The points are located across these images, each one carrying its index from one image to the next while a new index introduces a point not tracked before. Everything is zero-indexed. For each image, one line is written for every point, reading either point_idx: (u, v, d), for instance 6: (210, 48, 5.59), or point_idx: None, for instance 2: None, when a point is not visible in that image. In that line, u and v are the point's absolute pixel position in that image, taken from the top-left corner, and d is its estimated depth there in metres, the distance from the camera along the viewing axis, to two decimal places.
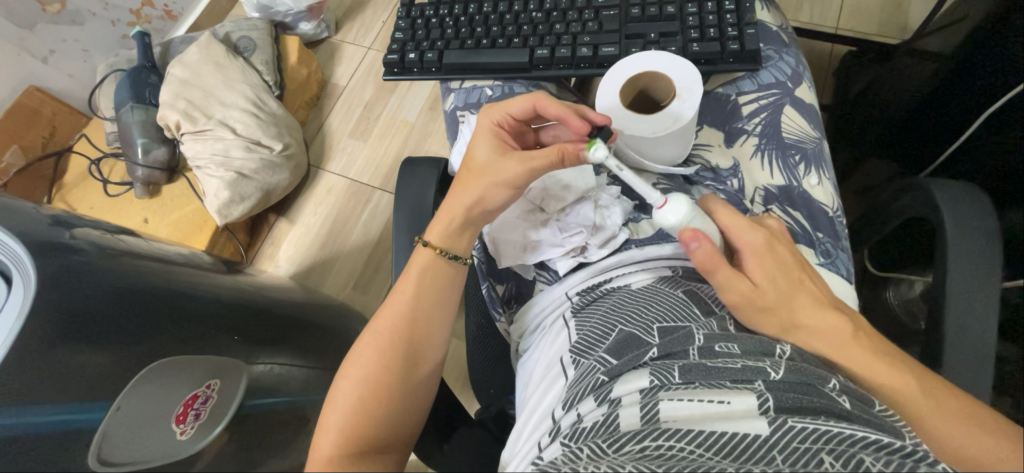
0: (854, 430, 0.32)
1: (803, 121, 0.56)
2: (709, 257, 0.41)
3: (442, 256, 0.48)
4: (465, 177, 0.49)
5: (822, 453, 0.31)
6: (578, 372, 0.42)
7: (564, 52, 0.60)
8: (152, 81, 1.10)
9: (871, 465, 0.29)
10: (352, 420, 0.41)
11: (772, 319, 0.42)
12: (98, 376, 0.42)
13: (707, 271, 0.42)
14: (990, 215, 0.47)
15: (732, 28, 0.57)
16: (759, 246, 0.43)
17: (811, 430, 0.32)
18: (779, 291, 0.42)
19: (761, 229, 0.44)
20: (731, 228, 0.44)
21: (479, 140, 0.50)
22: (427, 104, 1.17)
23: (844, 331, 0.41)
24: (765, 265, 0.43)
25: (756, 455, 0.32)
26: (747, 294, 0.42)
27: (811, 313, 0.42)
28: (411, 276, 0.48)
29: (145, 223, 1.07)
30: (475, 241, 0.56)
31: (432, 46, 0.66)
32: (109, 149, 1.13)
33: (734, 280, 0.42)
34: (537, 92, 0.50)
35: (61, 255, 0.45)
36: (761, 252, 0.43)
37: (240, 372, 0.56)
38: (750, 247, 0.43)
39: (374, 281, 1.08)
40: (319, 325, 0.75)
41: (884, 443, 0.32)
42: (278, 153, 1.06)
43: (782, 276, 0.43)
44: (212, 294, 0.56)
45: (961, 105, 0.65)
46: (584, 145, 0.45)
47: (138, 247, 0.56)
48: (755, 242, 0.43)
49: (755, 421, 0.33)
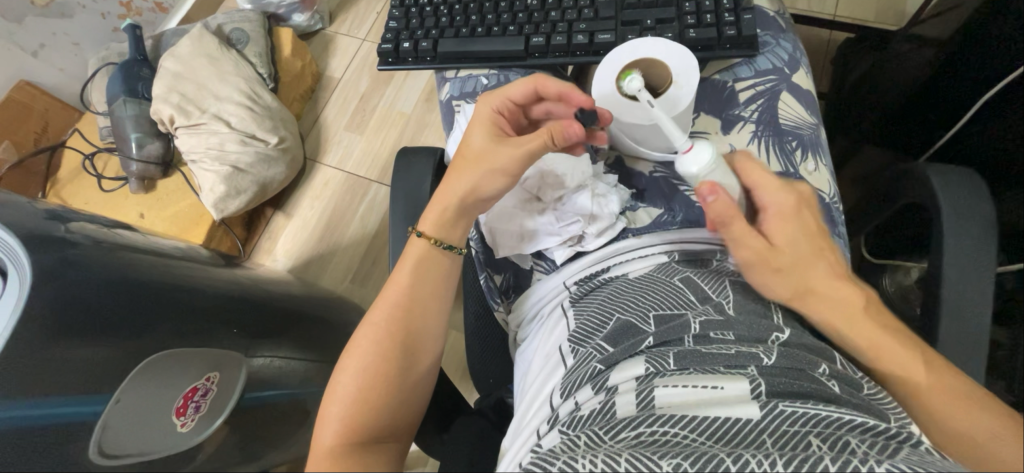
0: (842, 414, 0.33)
1: (800, 107, 0.56)
2: (727, 209, 0.41)
3: (435, 246, 0.48)
4: (458, 164, 0.49)
5: (811, 435, 0.31)
6: (576, 361, 0.42)
7: (560, 40, 0.60)
8: (144, 74, 1.08)
9: (857, 447, 0.30)
10: (352, 411, 0.41)
11: (787, 279, 0.42)
12: (98, 370, 0.42)
13: (722, 224, 0.42)
14: (986, 200, 0.47)
15: (729, 13, 0.56)
16: (788, 209, 0.43)
17: (800, 414, 0.33)
18: (797, 254, 0.42)
19: (791, 191, 0.43)
20: (760, 186, 0.43)
21: (476, 127, 0.50)
22: (423, 96, 1.16)
23: (854, 301, 0.42)
24: (790, 232, 0.42)
25: (747, 438, 0.32)
26: (762, 253, 0.41)
27: (825, 281, 0.42)
28: (405, 267, 0.48)
29: (141, 218, 1.07)
30: (471, 229, 0.56)
31: (427, 35, 0.65)
32: (103, 144, 1.12)
33: (751, 238, 0.42)
34: (536, 74, 0.50)
35: (58, 249, 0.44)
36: (788, 214, 0.43)
37: (240, 365, 0.56)
38: (779, 207, 0.43)
39: (373, 274, 1.08)
40: (317, 319, 0.75)
41: (871, 425, 0.32)
42: (274, 146, 1.06)
43: (804, 241, 0.42)
44: (209, 287, 0.56)
45: (965, 86, 0.65)
46: (569, 124, 0.46)
47: (131, 240, 0.56)
48: (783, 204, 0.43)
49: (748, 405, 0.34)
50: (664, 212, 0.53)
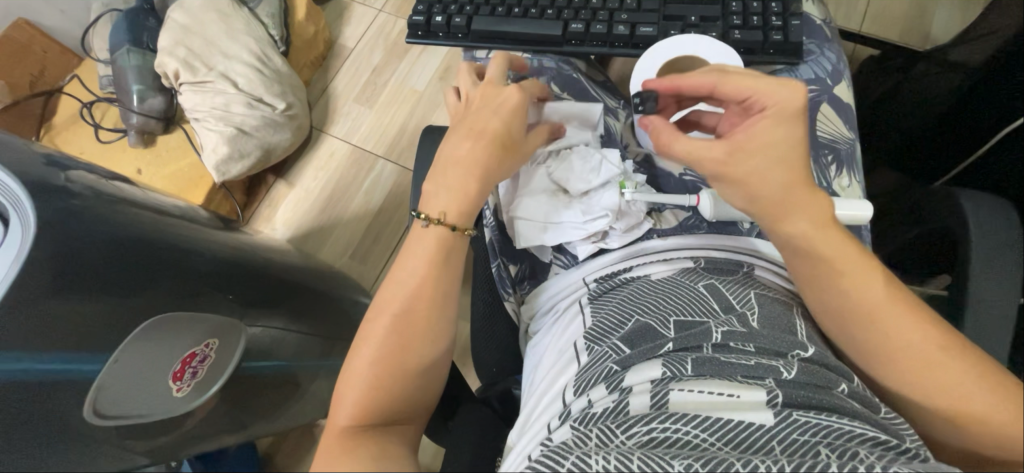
0: (854, 426, 0.33)
1: (839, 121, 0.55)
2: (664, 131, 0.43)
3: (466, 236, 0.46)
4: (482, 148, 0.46)
5: (820, 445, 0.32)
6: (590, 359, 0.41)
7: (600, 29, 0.58)
8: (150, 24, 1.04)
9: (865, 457, 0.31)
10: (367, 396, 0.41)
11: (760, 189, 0.40)
12: (92, 328, 0.40)
13: (672, 140, 0.43)
14: (1017, 230, 0.46)
15: (776, 17, 0.55)
16: (786, 112, 0.39)
17: (813, 424, 0.33)
18: (773, 157, 0.40)
19: (794, 90, 0.39)
20: (758, 91, 0.40)
21: (503, 113, 0.47)
22: (438, 74, 1.14)
23: (822, 210, 0.41)
24: (773, 138, 0.39)
25: (757, 444, 0.33)
26: (721, 158, 0.41)
27: (801, 194, 0.40)
28: (421, 260, 0.45)
29: (138, 174, 1.04)
30: (488, 198, 0.54)
31: (461, 11, 0.63)
32: (102, 93, 1.08)
33: (701, 146, 0.41)
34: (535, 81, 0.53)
35: (60, 198, 0.41)
36: (783, 119, 0.39)
37: (238, 333, 0.55)
38: (782, 106, 0.39)
39: (373, 252, 1.07)
40: (313, 292, 0.74)
41: (880, 439, 0.33)
42: (281, 112, 1.03)
43: (787, 147, 0.40)
44: (210, 252, 0.54)
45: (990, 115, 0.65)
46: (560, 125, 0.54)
47: (134, 196, 0.53)
48: (784, 105, 0.39)
49: (762, 411, 0.34)
50: (691, 215, 0.52)
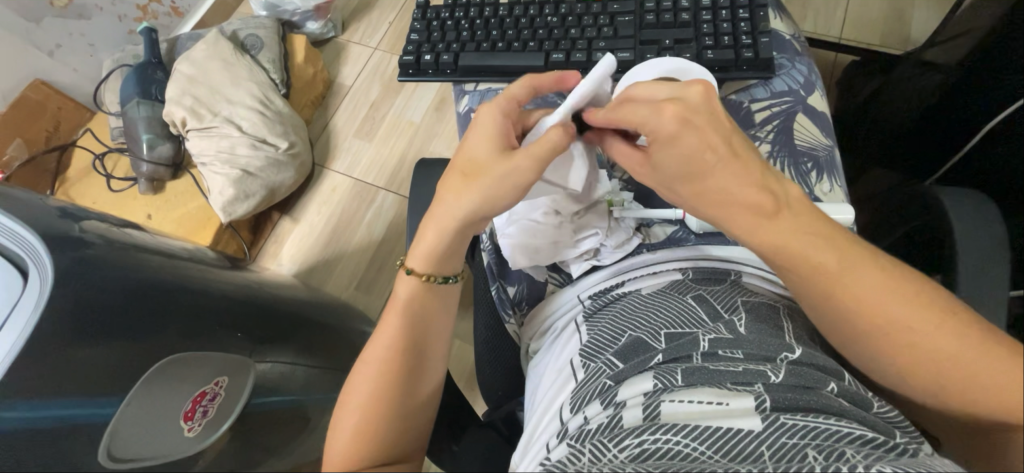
0: (841, 426, 0.33)
1: (815, 129, 0.57)
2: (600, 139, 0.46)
3: (430, 282, 0.47)
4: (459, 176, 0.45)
5: (808, 448, 0.32)
6: (586, 375, 0.42)
7: (579, 57, 0.61)
8: (157, 77, 1.09)
9: (851, 456, 0.30)
10: (358, 442, 0.41)
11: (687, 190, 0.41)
12: (101, 372, 0.41)
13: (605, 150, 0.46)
14: (999, 223, 0.47)
15: (746, 36, 0.58)
16: (668, 135, 0.38)
17: (800, 426, 0.33)
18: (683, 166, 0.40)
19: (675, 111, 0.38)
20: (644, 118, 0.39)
21: (478, 139, 0.45)
22: (433, 106, 1.18)
23: (761, 204, 0.39)
24: (674, 153, 0.39)
25: (747, 450, 0.33)
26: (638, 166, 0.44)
27: (728, 193, 0.39)
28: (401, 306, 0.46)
29: (148, 219, 1.07)
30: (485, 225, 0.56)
31: (448, 48, 0.66)
32: (113, 144, 1.13)
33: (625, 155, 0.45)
34: (528, 74, 0.49)
35: (73, 249, 0.43)
36: (670, 144, 0.39)
37: (246, 372, 0.55)
38: (655, 135, 0.39)
39: (378, 282, 1.09)
40: (320, 324, 0.74)
41: (868, 438, 0.33)
42: (283, 151, 1.06)
43: (689, 159, 0.39)
44: (218, 291, 0.56)
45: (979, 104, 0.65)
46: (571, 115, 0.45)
47: (143, 241, 0.55)
48: (662, 129, 0.38)
49: (750, 417, 0.34)
50: (678, 229, 0.54)
